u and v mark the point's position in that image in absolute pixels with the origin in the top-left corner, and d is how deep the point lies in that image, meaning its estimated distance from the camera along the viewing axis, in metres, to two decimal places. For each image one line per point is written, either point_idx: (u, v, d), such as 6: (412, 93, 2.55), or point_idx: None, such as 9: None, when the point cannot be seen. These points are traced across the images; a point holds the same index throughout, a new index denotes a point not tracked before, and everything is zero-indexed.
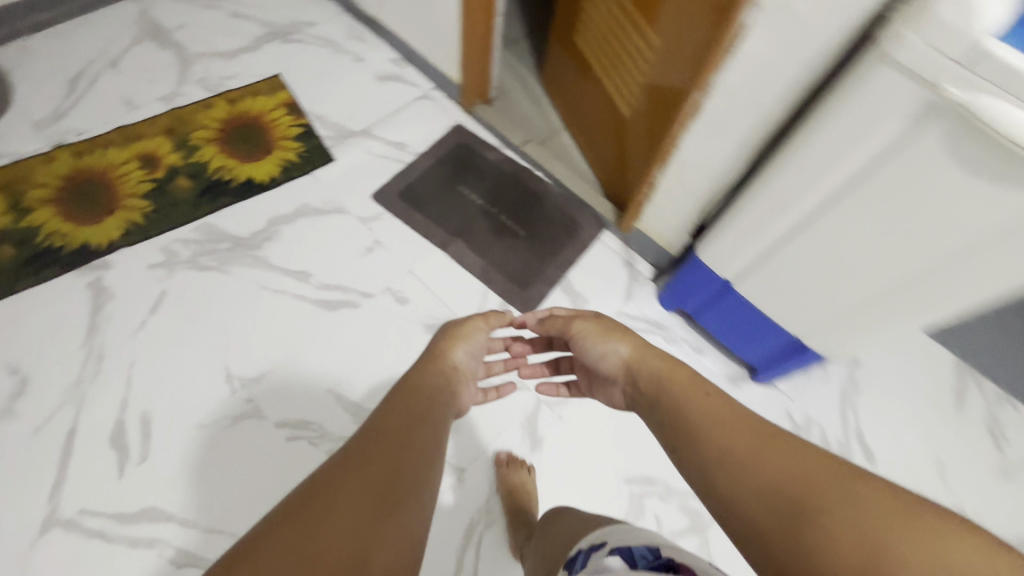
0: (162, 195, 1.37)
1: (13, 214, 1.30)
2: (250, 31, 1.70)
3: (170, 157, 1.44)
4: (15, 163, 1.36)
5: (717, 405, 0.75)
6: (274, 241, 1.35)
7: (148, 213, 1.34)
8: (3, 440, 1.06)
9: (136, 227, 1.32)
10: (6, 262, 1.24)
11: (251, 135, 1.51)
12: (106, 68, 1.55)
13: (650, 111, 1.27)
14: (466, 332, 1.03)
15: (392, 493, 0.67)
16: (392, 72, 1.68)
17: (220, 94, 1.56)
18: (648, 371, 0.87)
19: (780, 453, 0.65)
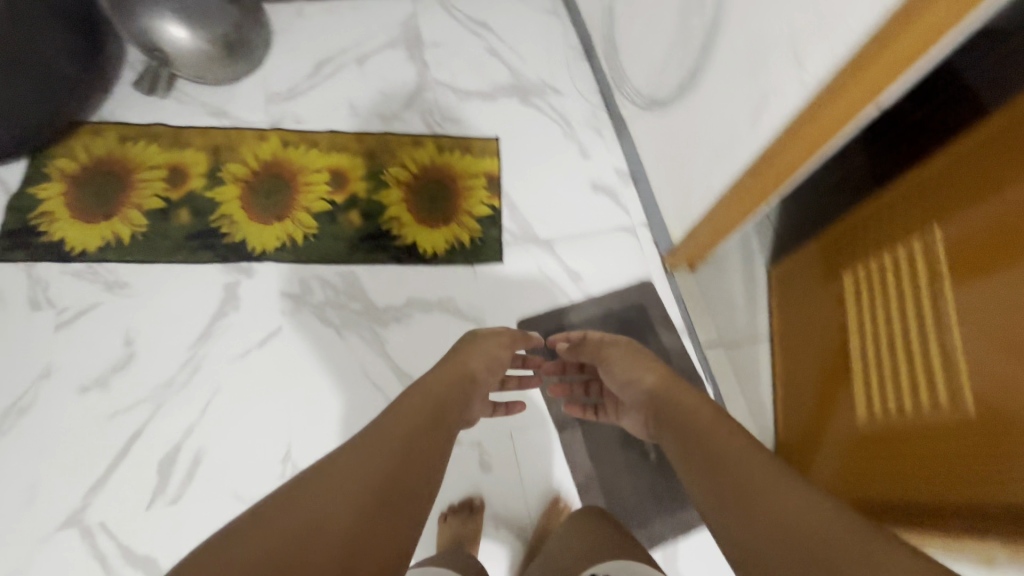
0: (331, 223, 1.32)
1: (206, 181, 1.32)
2: (495, 76, 1.57)
3: (358, 184, 1.37)
4: (233, 130, 1.38)
5: (733, 434, 0.75)
6: (401, 325, 1.24)
7: (310, 236, 1.29)
8: (85, 409, 1.08)
9: (293, 246, 1.28)
10: (177, 226, 1.26)
11: (439, 194, 1.39)
12: (352, 62, 1.53)
13: (917, 421, 0.90)
14: (489, 344, 1.05)
15: (393, 496, 0.66)
16: (609, 186, 1.47)
17: (434, 136, 1.46)
18: (670, 401, 0.88)
19: (757, 484, 0.66)
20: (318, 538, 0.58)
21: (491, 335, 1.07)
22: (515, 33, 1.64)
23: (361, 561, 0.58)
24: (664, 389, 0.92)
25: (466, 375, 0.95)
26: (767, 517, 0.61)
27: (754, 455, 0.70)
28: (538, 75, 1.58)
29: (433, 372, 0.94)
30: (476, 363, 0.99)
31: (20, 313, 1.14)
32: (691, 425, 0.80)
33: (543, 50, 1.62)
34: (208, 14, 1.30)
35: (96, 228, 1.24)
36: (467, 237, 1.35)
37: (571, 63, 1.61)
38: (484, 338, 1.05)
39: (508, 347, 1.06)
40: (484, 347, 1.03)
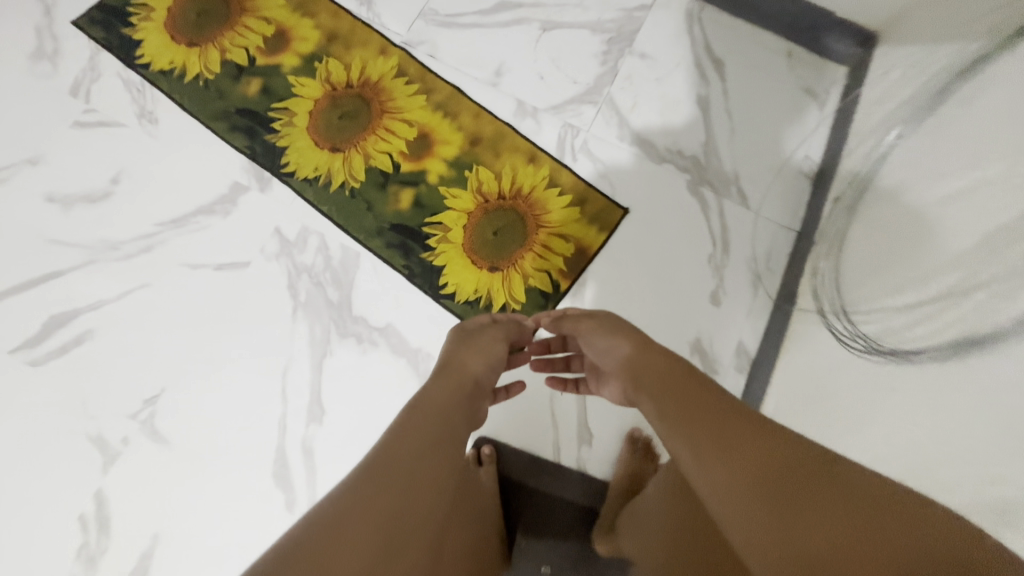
0: (378, 188, 1.07)
1: (299, 64, 1.12)
2: (679, 137, 1.16)
3: (436, 163, 1.10)
4: (363, 28, 1.15)
5: (690, 389, 0.61)
6: (357, 347, 0.99)
7: (348, 188, 1.06)
8: (36, 219, 1.00)
9: (324, 187, 1.06)
10: (240, 95, 1.09)
11: (510, 230, 1.07)
12: (536, 23, 1.19)
13: None
14: (482, 342, 0.83)
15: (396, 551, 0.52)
16: (710, 358, 1.05)
17: (557, 163, 1.11)
18: (641, 365, 0.69)
19: (765, 444, 0.50)
20: None
21: (473, 327, 0.87)
22: (744, 101, 1.20)
23: None
24: (643, 354, 0.70)
25: (464, 391, 0.72)
26: (749, 448, 0.50)
27: (746, 409, 0.57)
28: (730, 168, 1.16)
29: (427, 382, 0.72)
30: (473, 368, 0.76)
31: (57, 89, 1.06)
32: (688, 394, 0.60)
33: (759, 142, 1.18)
34: None
35: (174, 48, 1.10)
36: (500, 300, 1.04)
37: (784, 179, 1.15)
38: (469, 333, 0.85)
39: (507, 342, 0.86)
40: (463, 341, 0.83)
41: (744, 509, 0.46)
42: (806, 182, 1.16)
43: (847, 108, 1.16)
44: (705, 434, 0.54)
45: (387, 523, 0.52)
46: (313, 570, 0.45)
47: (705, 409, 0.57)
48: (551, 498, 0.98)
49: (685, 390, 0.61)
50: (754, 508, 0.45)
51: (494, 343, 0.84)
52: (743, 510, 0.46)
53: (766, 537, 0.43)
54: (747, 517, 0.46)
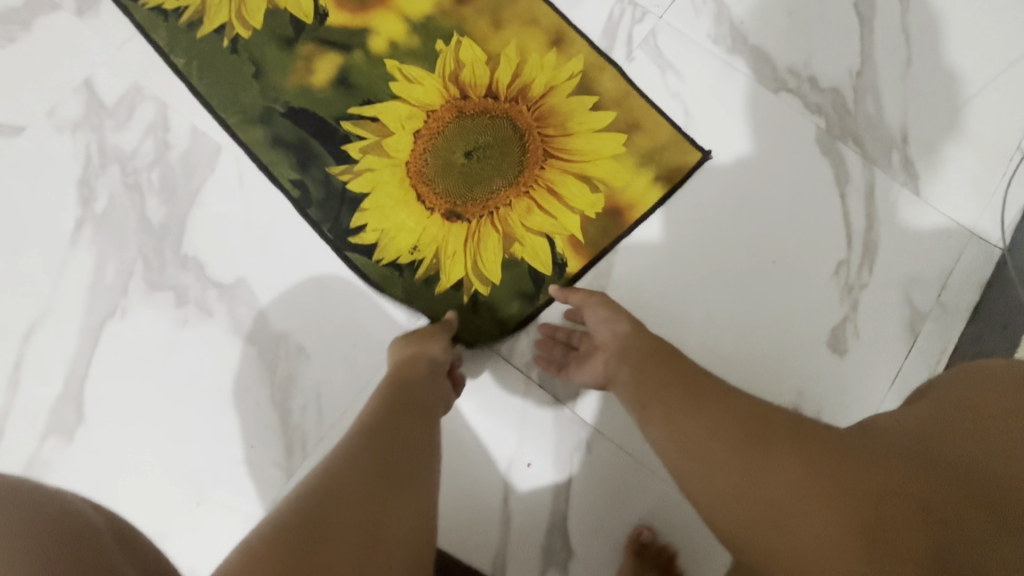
0: (279, 43, 0.60)
1: None
2: (815, 56, 0.67)
3: (390, 18, 0.61)
4: None
5: (656, 364, 0.47)
6: (176, 313, 0.55)
7: (229, 36, 0.60)
8: None
9: (187, 29, 0.60)
10: None
11: (496, 155, 0.58)
12: None
13: None
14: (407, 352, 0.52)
15: None
16: None
17: (598, 57, 0.63)
18: (620, 338, 0.50)
19: (744, 417, 0.39)
20: None
21: (434, 332, 0.53)
22: (939, 13, 0.69)
23: None
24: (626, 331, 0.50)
25: (418, 406, 0.46)
26: (729, 423, 0.39)
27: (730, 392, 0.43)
28: (893, 122, 0.66)
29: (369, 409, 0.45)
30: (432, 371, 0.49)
31: None
32: (663, 377, 0.45)
33: (953, 87, 0.68)
34: None
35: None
36: (454, 276, 0.58)
37: (985, 157, 0.66)
38: (422, 330, 0.53)
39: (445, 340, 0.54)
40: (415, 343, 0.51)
41: (709, 473, 0.38)
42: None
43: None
44: (677, 407, 0.43)
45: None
46: None
47: (685, 379, 0.44)
48: None
49: (672, 359, 0.47)
50: (719, 470, 0.37)
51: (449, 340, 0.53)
52: (706, 469, 0.38)
53: (727, 500, 0.36)
54: (712, 479, 0.38)
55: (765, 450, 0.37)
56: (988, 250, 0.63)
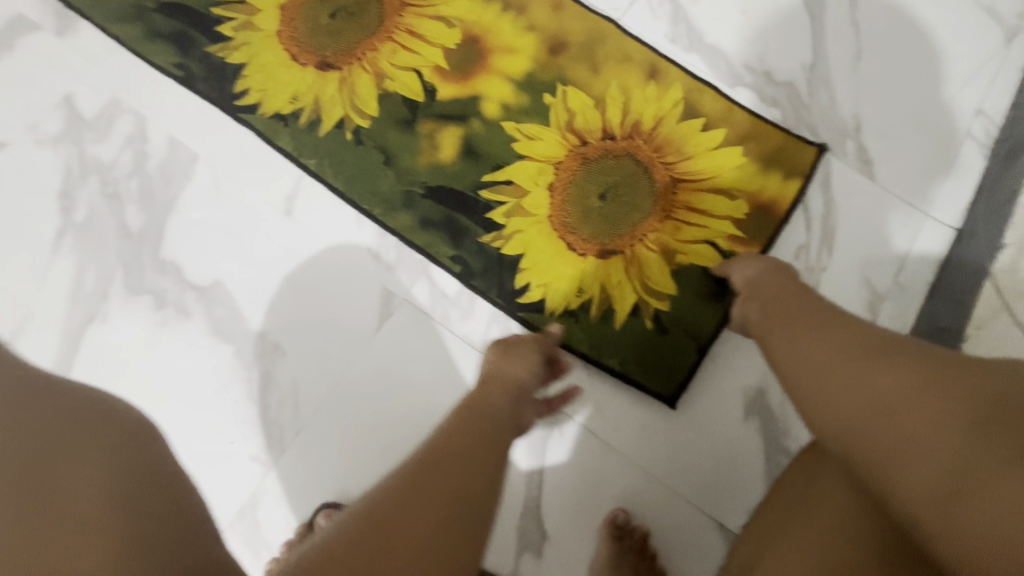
0: (401, 127, 0.63)
1: None
2: (769, 51, 0.70)
3: (495, 80, 0.65)
4: None
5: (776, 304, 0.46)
6: (156, 316, 0.56)
7: (349, 129, 0.62)
8: None
9: (308, 125, 0.62)
10: None
11: (639, 191, 0.62)
12: None
13: None
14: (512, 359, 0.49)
15: None
16: (776, 426, 0.57)
17: (693, 81, 0.67)
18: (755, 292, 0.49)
19: (864, 338, 0.38)
20: None
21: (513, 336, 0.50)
22: (885, 9, 0.72)
23: None
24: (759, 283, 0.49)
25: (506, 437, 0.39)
26: (853, 342, 0.38)
27: (857, 324, 0.41)
28: (847, 112, 0.69)
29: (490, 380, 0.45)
30: (503, 406, 0.42)
31: None
32: (787, 311, 0.45)
33: (904, 78, 0.71)
34: None
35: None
36: (628, 303, 0.60)
37: (938, 142, 0.68)
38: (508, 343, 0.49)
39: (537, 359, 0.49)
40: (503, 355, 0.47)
41: (820, 374, 0.37)
42: (976, 152, 0.68)
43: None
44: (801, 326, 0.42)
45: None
46: None
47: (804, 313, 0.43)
48: None
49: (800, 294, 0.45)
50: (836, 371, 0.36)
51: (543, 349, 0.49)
52: (821, 374, 0.37)
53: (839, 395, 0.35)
54: (824, 380, 0.37)
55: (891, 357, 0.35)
56: (943, 228, 0.65)
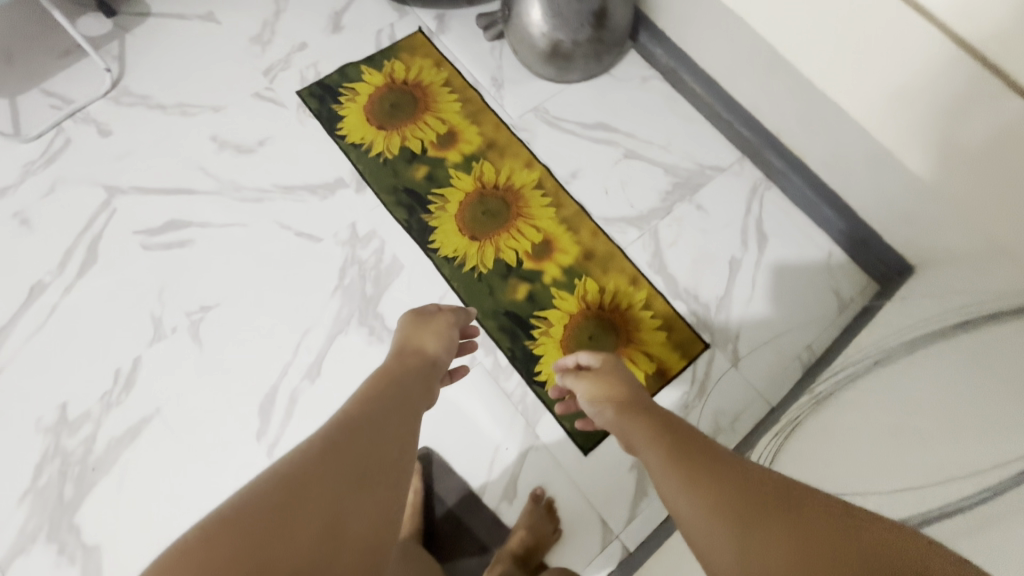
0: (500, 276, 1.26)
1: (459, 160, 1.37)
2: (700, 283, 1.31)
3: (552, 264, 1.29)
4: (508, 142, 1.40)
5: (683, 475, 0.66)
6: (366, 338, 1.19)
7: (476, 271, 1.26)
8: (199, 148, 1.31)
9: (458, 265, 1.27)
10: (397, 156, 1.36)
11: (605, 342, 1.23)
12: (620, 151, 1.42)
13: None
14: (431, 328, 1.02)
15: (372, 470, 0.66)
16: (646, 479, 1.12)
17: (655, 290, 1.28)
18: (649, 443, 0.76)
19: (755, 503, 0.58)
20: (308, 526, 0.57)
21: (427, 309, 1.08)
22: (772, 277, 1.33)
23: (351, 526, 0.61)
24: (627, 419, 0.84)
25: (412, 392, 0.85)
26: (762, 521, 0.55)
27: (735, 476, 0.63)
28: (734, 326, 1.28)
29: (396, 364, 0.91)
30: (409, 379, 0.88)
31: (257, 65, 1.42)
32: (690, 477, 0.65)
33: (772, 316, 1.29)
34: (573, 18, 1.33)
35: (353, 85, 1.42)
36: None
37: (779, 356, 1.26)
38: (418, 321, 1.03)
39: (450, 329, 1.03)
40: (417, 330, 1.00)
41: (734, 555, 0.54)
42: (798, 368, 1.25)
43: (907, 304, 1.12)
44: (687, 481, 0.65)
45: (369, 450, 0.68)
46: (310, 474, 0.60)
47: (696, 471, 0.65)
48: (461, 526, 1.11)
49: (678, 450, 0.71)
50: (725, 541, 0.56)
51: (445, 324, 1.04)
52: (712, 543, 0.57)
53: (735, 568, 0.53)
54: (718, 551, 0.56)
55: (751, 514, 0.56)
56: (769, 404, 1.21)
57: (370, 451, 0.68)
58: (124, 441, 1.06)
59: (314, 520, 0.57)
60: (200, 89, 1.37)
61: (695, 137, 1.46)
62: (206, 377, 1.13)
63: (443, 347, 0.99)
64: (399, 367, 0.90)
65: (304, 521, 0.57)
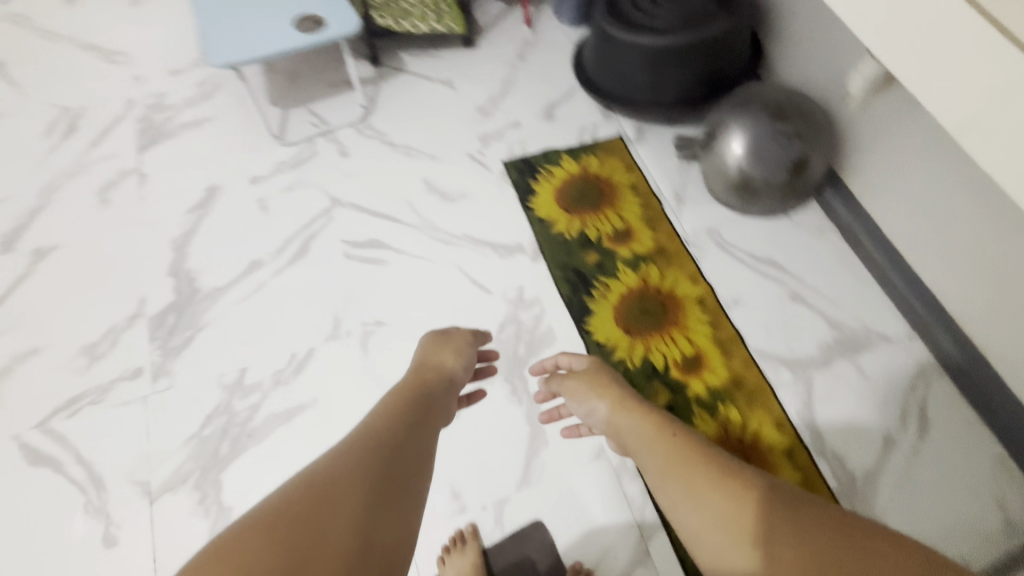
0: (645, 376, 1.29)
1: (628, 256, 1.45)
2: (849, 449, 1.24)
3: (697, 381, 1.29)
4: (678, 253, 1.46)
5: (689, 488, 0.76)
6: (508, 395, 1.24)
7: (623, 363, 1.30)
8: (412, 185, 1.50)
9: (607, 352, 1.31)
10: (574, 237, 1.47)
11: None
12: (785, 291, 1.43)
13: None
14: (452, 345, 1.06)
15: (388, 493, 0.71)
16: None
17: (799, 442, 1.23)
18: (646, 451, 0.85)
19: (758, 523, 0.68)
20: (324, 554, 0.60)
21: (449, 330, 1.09)
22: (931, 467, 1.23)
23: (370, 552, 0.64)
24: (619, 424, 0.93)
25: (432, 408, 0.89)
26: (773, 547, 0.65)
27: (730, 490, 0.73)
28: (880, 507, 1.18)
29: (413, 374, 0.97)
30: (434, 396, 0.92)
31: (476, 130, 1.62)
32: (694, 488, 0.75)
33: (925, 509, 1.19)
34: (773, 160, 1.42)
35: (551, 167, 1.58)
36: None
37: None
38: (438, 339, 1.06)
39: (471, 348, 1.06)
40: (437, 346, 1.04)
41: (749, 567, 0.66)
42: None
43: None
44: (688, 493, 0.75)
45: (383, 474, 0.72)
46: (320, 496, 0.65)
47: (696, 479, 0.76)
48: None
49: (673, 460, 0.80)
50: (736, 548, 0.68)
51: (463, 342, 1.07)
52: (724, 548, 0.69)
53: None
54: (728, 554, 0.68)
55: (755, 529, 0.68)
56: None
57: (383, 472, 0.72)
58: (281, 419, 1.16)
59: (331, 552, 0.61)
60: (426, 137, 1.59)
61: (866, 298, 1.44)
62: (362, 385, 1.22)
63: (460, 365, 1.03)
64: (418, 376, 0.96)
65: (319, 548, 0.61)
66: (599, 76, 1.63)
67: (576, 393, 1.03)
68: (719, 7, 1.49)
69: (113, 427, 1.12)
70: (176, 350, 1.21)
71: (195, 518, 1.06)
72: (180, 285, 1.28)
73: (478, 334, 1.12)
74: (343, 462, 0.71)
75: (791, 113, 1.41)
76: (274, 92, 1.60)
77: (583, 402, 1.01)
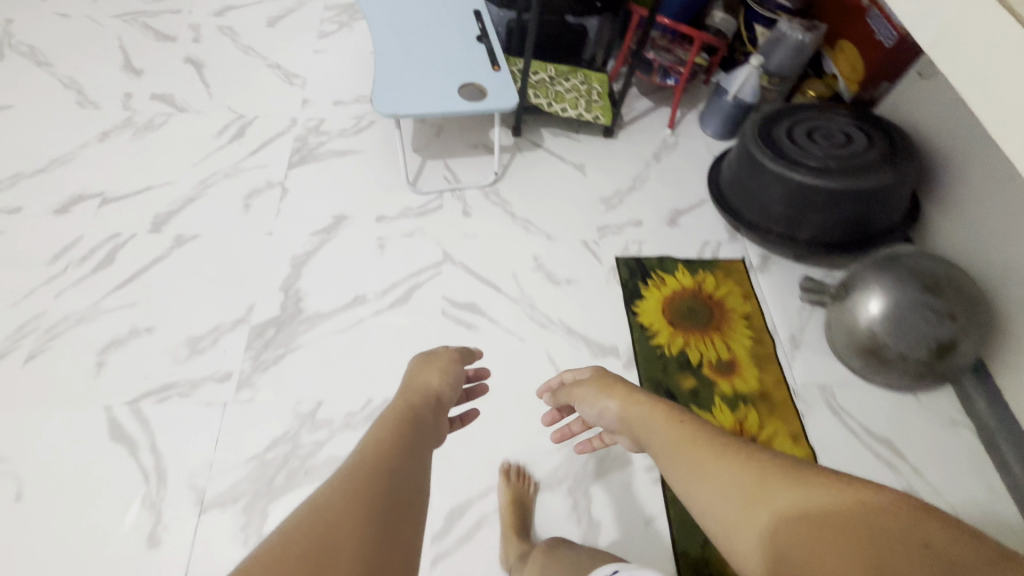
0: None
1: (728, 391, 1.35)
2: None
3: None
4: (783, 402, 1.34)
5: (694, 473, 0.69)
6: (568, 509, 1.16)
7: None
8: (521, 259, 1.50)
9: None
10: (673, 355, 1.39)
11: None
12: (901, 481, 1.26)
13: None
14: (432, 367, 0.98)
15: (388, 549, 0.59)
16: None
17: None
18: (656, 446, 0.79)
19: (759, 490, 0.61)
20: None
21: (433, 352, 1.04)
22: None
23: None
24: (629, 422, 0.87)
25: (426, 436, 0.79)
26: (775, 515, 0.58)
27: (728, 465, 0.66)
28: None
29: (397, 395, 0.89)
30: (426, 422, 0.82)
31: (597, 219, 1.61)
32: (700, 471, 0.68)
33: None
34: (913, 333, 1.28)
35: (664, 274, 1.52)
36: None
37: None
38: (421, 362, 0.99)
39: (458, 367, 1.00)
40: (419, 369, 0.97)
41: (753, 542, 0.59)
42: None
43: None
44: (695, 468, 0.69)
45: (380, 525, 0.60)
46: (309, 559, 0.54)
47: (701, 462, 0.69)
48: None
49: (679, 446, 0.74)
50: (735, 516, 0.61)
51: (447, 361, 1.00)
52: (726, 518, 0.62)
53: (754, 549, 0.58)
54: (731, 524, 0.61)
55: (759, 501, 0.60)
56: None
57: (380, 524, 0.60)
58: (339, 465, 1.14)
59: None
60: (546, 215, 1.60)
61: (999, 518, 1.23)
62: None
63: (451, 385, 0.96)
64: (402, 396, 0.88)
65: None
66: (734, 195, 1.58)
67: (586, 398, 0.98)
68: (884, 161, 1.41)
69: (190, 422, 1.16)
70: (265, 364, 1.24)
71: (233, 544, 1.04)
72: (287, 303, 1.33)
73: (466, 353, 1.07)
74: (333, 514, 0.59)
75: (947, 290, 1.28)
76: (418, 141, 1.69)
77: (593, 407, 0.96)
